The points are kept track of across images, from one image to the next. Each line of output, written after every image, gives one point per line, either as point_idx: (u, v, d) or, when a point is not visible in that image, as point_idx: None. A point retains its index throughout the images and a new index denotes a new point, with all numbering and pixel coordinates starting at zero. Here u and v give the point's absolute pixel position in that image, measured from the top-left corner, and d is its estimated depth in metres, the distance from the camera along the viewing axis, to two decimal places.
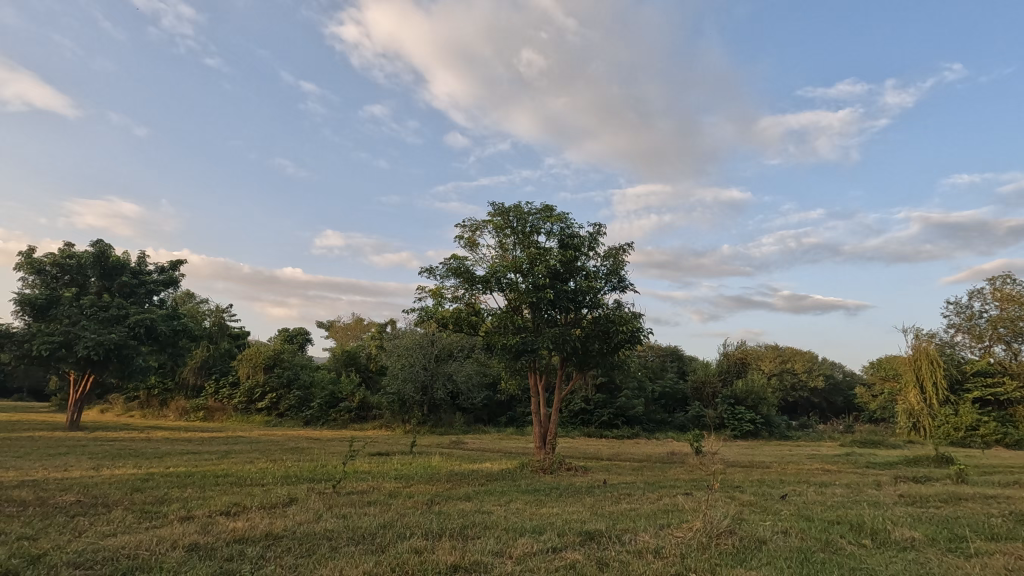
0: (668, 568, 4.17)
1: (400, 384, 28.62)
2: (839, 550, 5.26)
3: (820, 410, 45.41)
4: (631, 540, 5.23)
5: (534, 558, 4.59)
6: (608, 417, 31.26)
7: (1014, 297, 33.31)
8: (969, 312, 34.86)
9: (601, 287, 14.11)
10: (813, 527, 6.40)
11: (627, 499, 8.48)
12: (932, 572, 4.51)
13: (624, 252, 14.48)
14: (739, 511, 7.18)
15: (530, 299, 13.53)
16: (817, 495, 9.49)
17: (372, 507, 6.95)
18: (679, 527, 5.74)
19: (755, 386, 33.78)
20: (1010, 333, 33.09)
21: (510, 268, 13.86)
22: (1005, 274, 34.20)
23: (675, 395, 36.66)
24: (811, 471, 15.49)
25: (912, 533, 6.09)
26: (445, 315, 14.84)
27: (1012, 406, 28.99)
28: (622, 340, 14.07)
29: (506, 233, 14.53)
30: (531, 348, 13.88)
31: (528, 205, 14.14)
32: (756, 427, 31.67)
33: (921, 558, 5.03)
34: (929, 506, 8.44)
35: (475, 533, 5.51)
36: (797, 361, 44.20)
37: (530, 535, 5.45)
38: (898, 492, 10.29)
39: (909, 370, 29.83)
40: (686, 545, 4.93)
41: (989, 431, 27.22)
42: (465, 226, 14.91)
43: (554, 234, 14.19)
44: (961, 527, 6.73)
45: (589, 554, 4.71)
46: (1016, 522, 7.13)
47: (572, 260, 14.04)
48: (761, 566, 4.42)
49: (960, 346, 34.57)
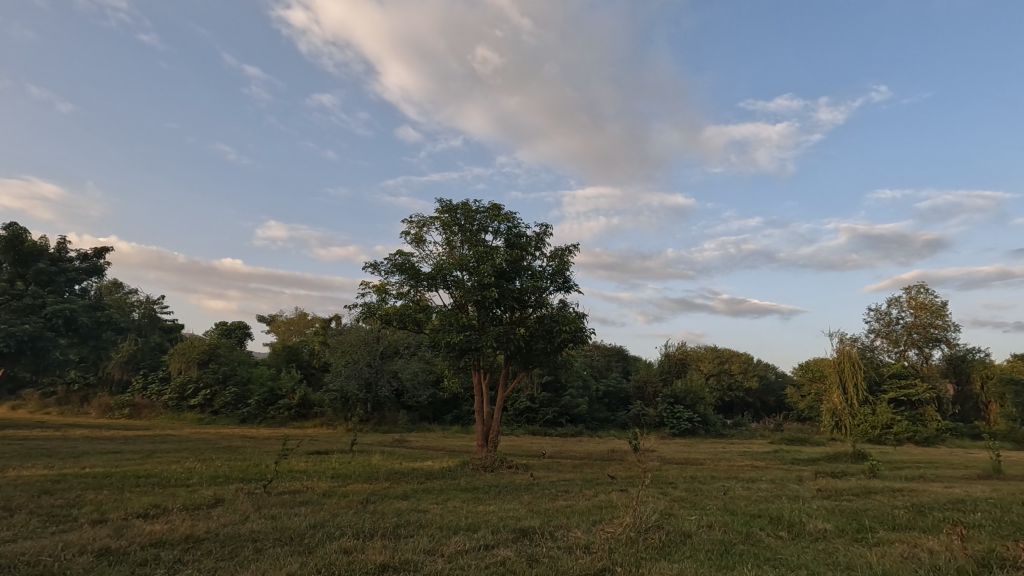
0: (595, 565, 4.25)
1: (344, 381, 27.99)
2: (758, 542, 5.56)
3: (754, 409, 47.59)
4: (562, 537, 5.31)
5: (465, 556, 4.59)
6: (553, 415, 31.67)
7: (926, 305, 36.15)
8: (887, 318, 37.44)
9: (546, 287, 14.26)
10: (735, 520, 6.71)
11: (563, 495, 8.64)
12: (835, 561, 4.84)
13: (570, 253, 14.74)
14: (668, 507, 7.42)
15: (475, 297, 13.52)
16: (744, 490, 9.95)
17: (304, 508, 6.77)
18: (610, 523, 5.89)
19: (693, 386, 35.12)
20: (922, 338, 36.09)
21: (456, 266, 13.80)
22: (918, 284, 37.05)
23: (618, 394, 37.58)
24: (740, 467, 16.28)
25: (823, 525, 6.51)
26: (389, 312, 14.63)
27: (922, 406, 31.33)
28: (565, 340, 14.30)
29: (453, 230, 14.47)
30: (475, 346, 13.88)
31: (475, 203, 14.14)
32: (693, 426, 32.78)
33: (831, 549, 5.36)
34: (842, 500, 9.03)
35: (408, 532, 5.47)
36: (734, 362, 46.23)
37: (463, 533, 5.45)
38: (816, 487, 10.95)
39: (833, 371, 31.82)
40: (615, 540, 5.08)
41: (901, 429, 29.19)
42: (411, 221, 14.75)
43: (502, 233, 14.28)
44: (867, 518, 7.26)
45: (521, 551, 4.77)
46: (918, 513, 7.74)
47: (517, 259, 14.13)
48: (683, 559, 4.62)
49: (879, 350, 37.05)
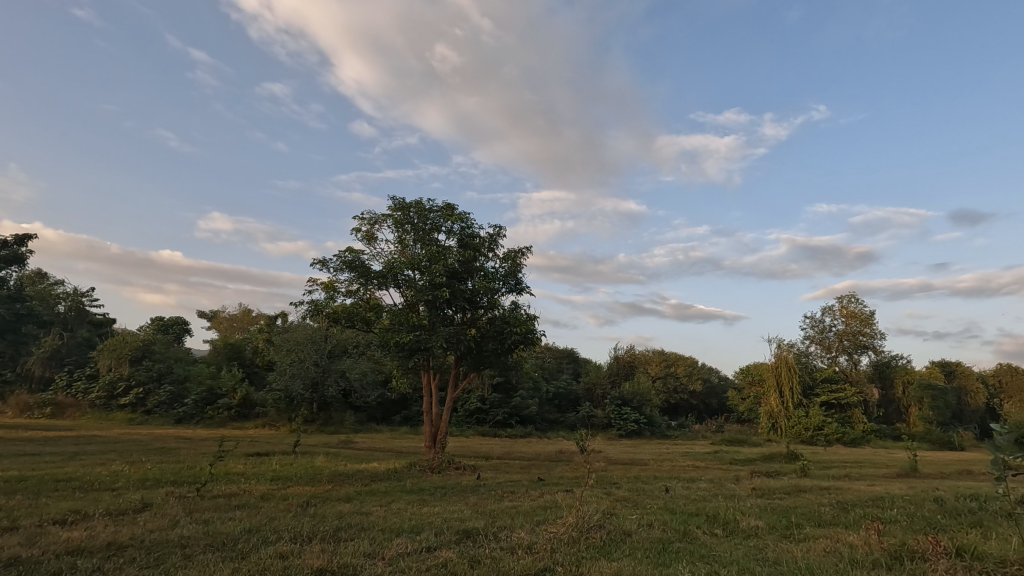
0: (536, 565, 4.29)
1: (288, 380, 27.11)
2: (694, 540, 5.77)
3: (697, 411, 49.25)
4: (506, 538, 5.35)
5: (406, 559, 4.55)
6: (503, 416, 31.74)
7: (856, 314, 38.40)
8: (821, 325, 39.51)
9: (498, 288, 14.29)
10: (673, 519, 6.93)
11: (509, 496, 8.69)
12: (764, 556, 5.09)
13: (522, 255, 14.85)
14: (611, 506, 7.59)
15: (426, 297, 13.40)
16: (684, 489, 10.31)
17: (240, 511, 6.51)
18: (553, 523, 5.99)
19: (640, 388, 35.99)
20: (851, 345, 38.33)
21: (408, 264, 13.64)
22: (849, 293, 39.31)
23: (568, 395, 38.10)
24: (682, 468, 16.81)
25: (756, 523, 6.81)
26: (338, 310, 14.31)
27: (851, 408, 32.98)
28: (515, 341, 14.36)
29: (405, 229, 14.31)
30: (425, 346, 13.76)
31: (428, 202, 14.03)
32: (640, 427, 33.51)
33: (761, 545, 5.62)
34: (775, 498, 9.49)
35: (349, 536, 5.35)
36: (679, 366, 47.69)
37: (406, 536, 5.39)
38: (751, 486, 11.43)
39: (771, 376, 33.36)
40: (558, 540, 5.16)
41: (831, 430, 30.89)
42: (363, 218, 14.48)
43: (454, 233, 14.23)
44: (796, 515, 7.65)
45: (463, 553, 4.76)
46: (841, 510, 8.23)
47: (470, 260, 14.09)
48: (622, 557, 4.74)
49: (813, 355, 39.04)
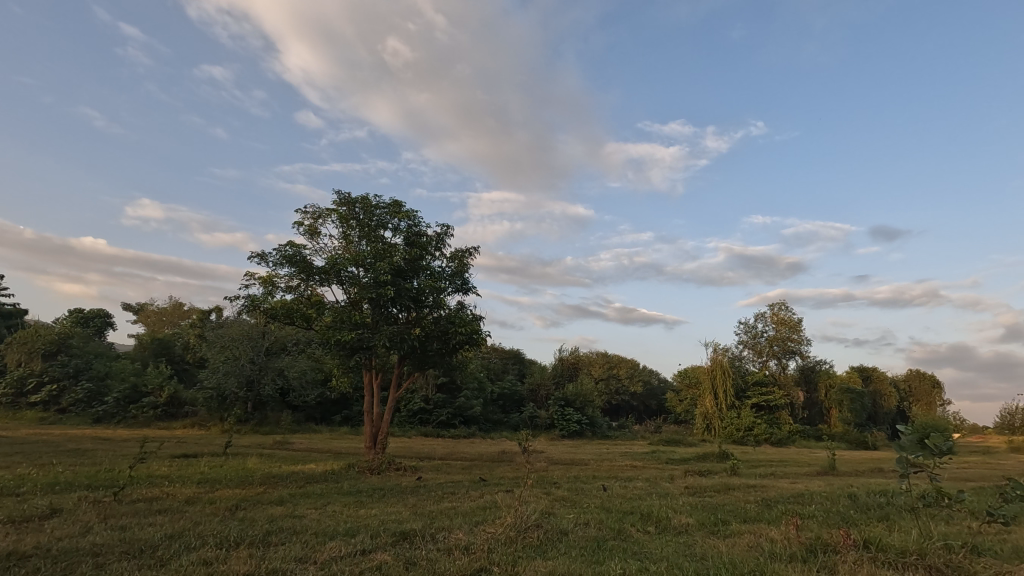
0: (472, 565, 4.30)
1: (221, 378, 25.89)
2: (627, 538, 5.95)
3: (637, 412, 50.65)
4: (443, 539, 5.33)
5: (339, 562, 4.45)
6: (447, 417, 31.54)
7: (785, 321, 40.64)
8: (754, 330, 41.55)
9: (444, 288, 14.20)
10: (609, 517, 7.11)
11: (449, 497, 8.63)
12: (691, 551, 5.32)
13: (469, 255, 14.84)
14: (550, 506, 7.70)
15: (370, 294, 13.12)
16: (621, 488, 10.60)
17: (161, 516, 6.17)
18: (492, 523, 6.00)
19: (583, 390, 36.62)
20: (780, 350, 40.53)
21: (352, 261, 13.33)
22: (780, 301, 41.56)
23: (512, 396, 38.34)
24: (620, 467, 17.25)
25: (686, 520, 7.09)
26: (276, 306, 13.80)
27: (778, 410, 34.77)
28: (460, 342, 14.31)
29: (350, 224, 13.98)
30: (367, 345, 13.47)
31: (375, 198, 13.77)
32: (581, 427, 34.13)
33: (690, 542, 5.85)
34: (705, 496, 9.90)
35: (279, 540, 5.18)
36: (621, 368, 48.92)
37: (340, 539, 5.27)
38: (684, 484, 11.88)
39: (707, 378, 34.83)
40: (495, 540, 5.17)
41: (760, 431, 32.51)
42: (305, 212, 14.03)
43: (401, 231, 14.04)
44: (724, 512, 8.02)
45: (398, 555, 4.70)
46: (765, 507, 8.68)
47: (416, 258, 13.92)
48: (558, 556, 4.81)
49: (746, 359, 40.98)
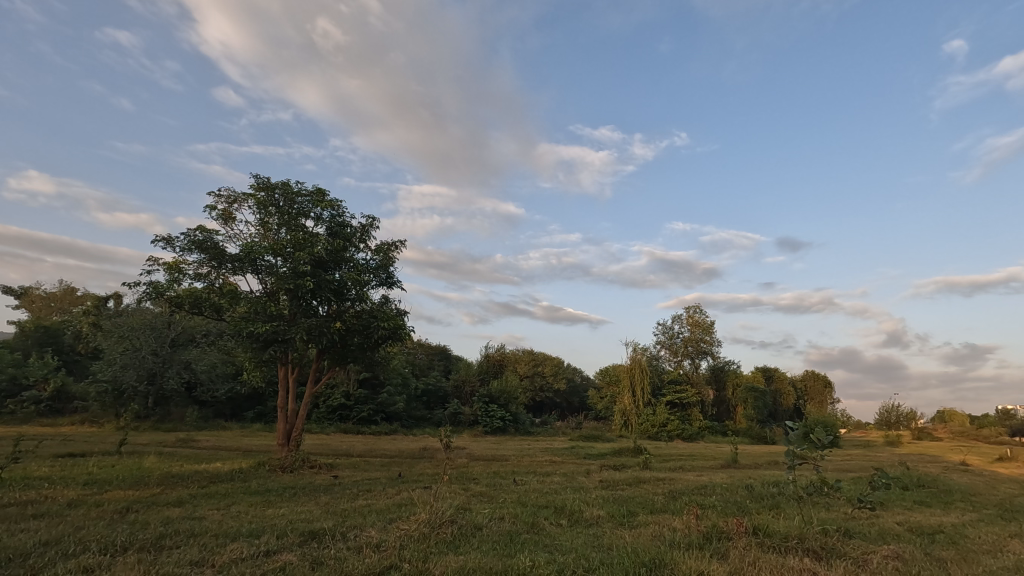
0: (381, 563, 4.23)
1: (118, 370, 23.86)
2: (540, 531, 6.09)
3: (560, 409, 51.78)
4: (354, 537, 5.21)
5: (240, 565, 4.23)
6: (368, 413, 30.81)
7: (699, 322, 43.05)
8: (671, 331, 43.70)
9: (368, 281, 13.87)
10: (524, 512, 7.24)
11: (364, 495, 8.43)
12: (598, 542, 5.54)
13: (395, 249, 14.59)
14: (466, 502, 7.73)
15: (287, 285, 12.55)
16: (539, 483, 10.84)
17: (36, 522, 5.61)
18: (406, 521, 5.93)
19: (508, 386, 36.92)
20: (694, 350, 42.89)
21: (270, 249, 12.69)
22: (695, 304, 43.96)
23: (436, 392, 38.05)
24: (539, 463, 17.61)
25: (597, 513, 7.35)
26: (182, 294, 12.91)
27: (690, 407, 36.79)
28: (382, 336, 14.02)
29: (269, 211, 13.34)
30: (283, 338, 12.86)
31: (297, 185, 13.22)
32: (505, 424, 34.42)
33: (599, 533, 6.07)
34: (617, 490, 10.32)
35: (174, 543, 4.87)
36: (546, 366, 49.83)
37: (244, 540, 5.02)
38: (599, 478, 12.34)
39: (626, 376, 36.26)
40: (408, 537, 5.13)
41: (673, 427, 34.25)
42: (219, 195, 13.20)
43: (324, 220, 13.57)
44: (633, 504, 8.40)
45: (305, 555, 4.56)
46: (671, 498, 9.19)
47: (340, 249, 13.48)
48: (470, 551, 4.85)
49: (662, 358, 42.99)
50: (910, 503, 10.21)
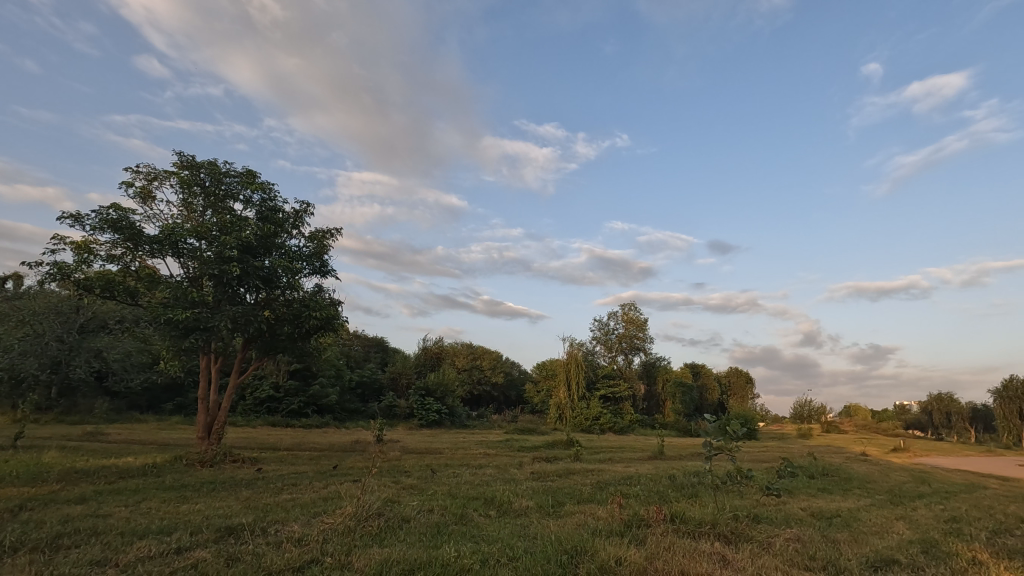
0: (302, 557, 4.14)
1: (16, 358, 21.79)
2: (468, 522, 6.13)
3: (497, 402, 52.06)
4: (275, 532, 5.06)
5: (148, 563, 4.03)
6: (298, 405, 29.76)
7: (633, 320, 44.54)
8: (606, 328, 44.93)
9: (300, 269, 13.40)
10: (454, 503, 7.26)
11: (289, 489, 8.18)
12: (524, 532, 5.65)
13: (330, 237, 14.17)
14: (396, 494, 7.67)
15: (211, 271, 11.87)
16: (471, 475, 10.89)
17: None
18: (331, 514, 5.81)
19: (445, 379, 36.64)
20: (627, 346, 44.32)
21: (193, 232, 11.98)
22: (630, 302, 45.41)
23: (372, 385, 37.29)
24: (473, 455, 17.68)
25: (526, 503, 7.49)
26: (92, 276, 11.94)
27: (622, 402, 38.04)
28: (314, 326, 13.58)
29: (193, 191, 12.60)
30: (205, 326, 12.17)
31: (225, 165, 12.54)
32: (440, 417, 34.18)
33: (526, 523, 6.19)
34: (547, 481, 10.56)
35: (73, 542, 4.55)
36: (484, 359, 49.96)
37: (152, 537, 4.76)
38: (530, 470, 12.55)
39: (562, 370, 36.96)
40: (332, 531, 5.04)
41: (605, 421, 35.29)
42: (137, 171, 12.32)
43: (254, 204, 12.98)
44: (561, 494, 8.62)
45: (220, 551, 4.38)
46: (598, 489, 9.50)
47: (270, 235, 12.93)
48: (395, 543, 4.83)
49: (597, 354, 44.12)
50: (814, 490, 11.05)
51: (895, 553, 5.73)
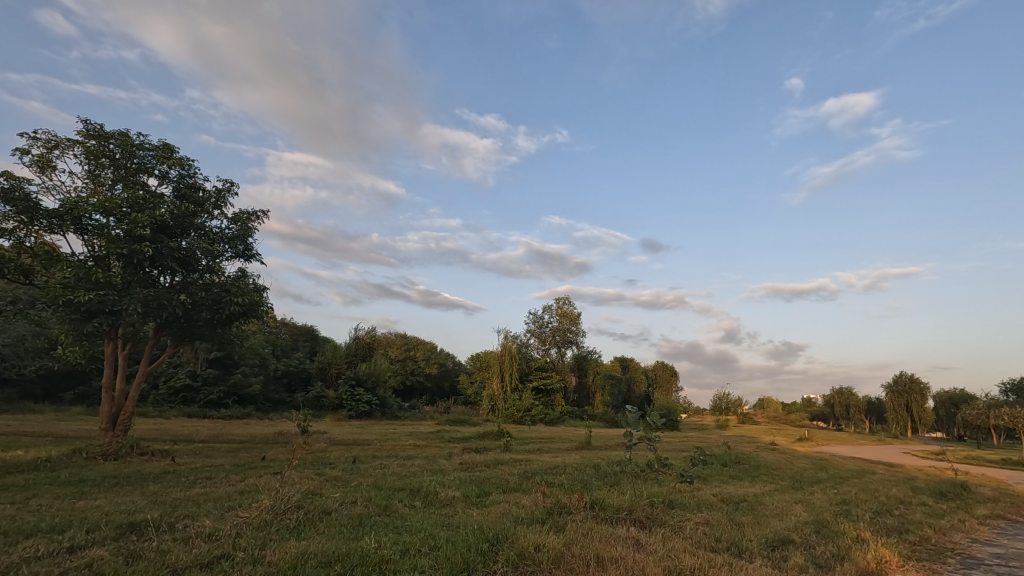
0: (211, 553, 3.96)
1: None
2: (391, 513, 6.07)
3: (430, 393, 51.66)
4: (182, 527, 4.80)
5: (35, 563, 3.72)
6: (217, 395, 28.21)
7: (567, 314, 45.47)
8: (541, 321, 45.59)
9: (221, 252, 12.69)
10: (378, 495, 7.17)
11: (203, 482, 7.80)
12: (448, 522, 5.67)
13: (255, 219, 13.49)
14: (319, 486, 7.49)
15: (120, 250, 10.99)
16: (399, 466, 10.78)
17: None
18: (246, 508, 5.58)
19: (376, 368, 35.81)
20: (560, 339, 45.21)
21: (100, 207, 11.02)
22: (565, 296, 46.29)
23: (299, 374, 35.97)
24: (403, 446, 17.49)
25: (453, 493, 7.52)
26: None
27: (553, 393, 38.83)
28: (235, 313, 12.89)
29: (101, 162, 11.60)
30: (111, 310, 11.25)
31: (139, 137, 11.65)
32: (371, 408, 33.44)
33: (451, 513, 6.21)
34: (475, 471, 10.63)
35: None
36: (418, 350, 49.41)
37: (41, 537, 4.39)
38: (459, 461, 12.59)
39: (496, 362, 37.17)
40: (246, 524, 4.84)
41: (537, 412, 35.97)
42: (34, 137, 11.19)
43: (170, 180, 12.13)
44: (488, 484, 8.73)
45: (119, 549, 4.10)
46: (524, 478, 9.69)
47: (189, 214, 12.14)
48: (314, 536, 4.72)
49: (531, 346, 44.71)
50: (726, 477, 11.79)
51: (790, 534, 6.22)
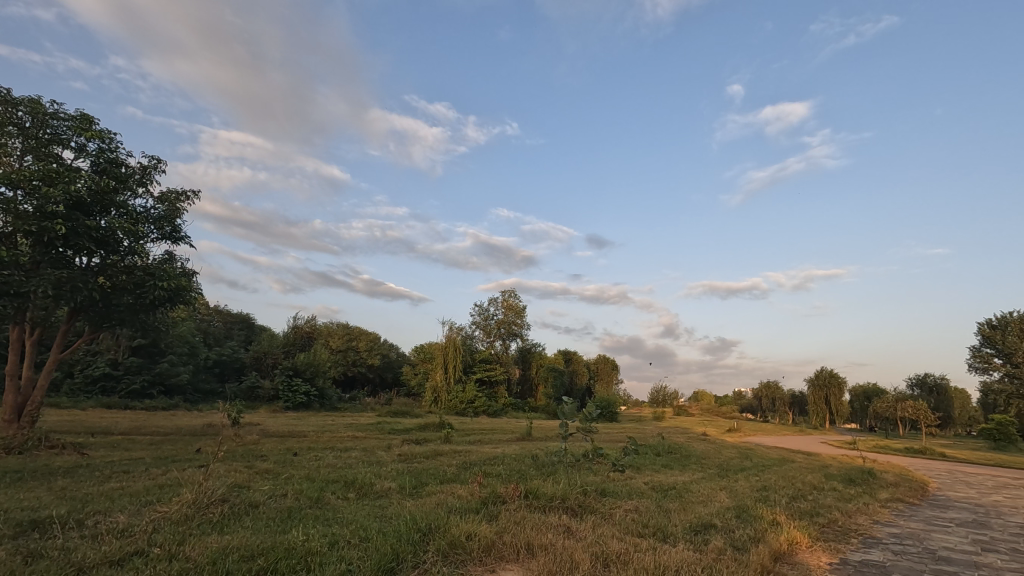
0: (123, 550, 3.75)
1: None
2: (323, 505, 5.95)
3: (373, 384, 50.67)
4: (93, 524, 4.51)
5: None
6: (141, 385, 26.60)
7: (512, 306, 45.70)
8: (486, 313, 45.64)
9: (144, 233, 11.92)
10: (309, 488, 6.95)
11: (118, 477, 7.32)
12: (381, 513, 5.60)
13: (184, 199, 12.77)
14: (247, 479, 7.22)
15: (28, 227, 10.10)
16: (334, 458, 10.50)
17: None
18: (166, 503, 5.29)
19: (316, 359, 34.74)
20: (505, 331, 45.45)
21: (4, 179, 10.08)
22: (511, 289, 46.47)
23: (231, 363, 34.46)
24: (339, 438, 17.10)
25: (389, 485, 7.42)
26: None
27: (497, 385, 39.06)
28: (160, 298, 12.15)
29: (7, 130, 10.61)
30: (17, 291, 10.33)
31: (52, 105, 10.76)
32: (309, 399, 32.49)
33: (385, 504, 6.15)
34: (414, 462, 10.54)
35: None
36: (360, 341, 48.34)
37: None
38: (397, 452, 12.43)
39: (440, 354, 36.94)
40: (166, 519, 4.61)
41: (479, 404, 36.03)
42: None
43: (89, 153, 11.28)
44: (425, 475, 8.68)
45: (19, 548, 3.80)
46: (463, 469, 9.70)
47: (109, 191, 11.34)
48: (238, 530, 4.56)
49: (476, 338, 44.71)
50: (658, 466, 12.26)
51: (713, 519, 6.53)
